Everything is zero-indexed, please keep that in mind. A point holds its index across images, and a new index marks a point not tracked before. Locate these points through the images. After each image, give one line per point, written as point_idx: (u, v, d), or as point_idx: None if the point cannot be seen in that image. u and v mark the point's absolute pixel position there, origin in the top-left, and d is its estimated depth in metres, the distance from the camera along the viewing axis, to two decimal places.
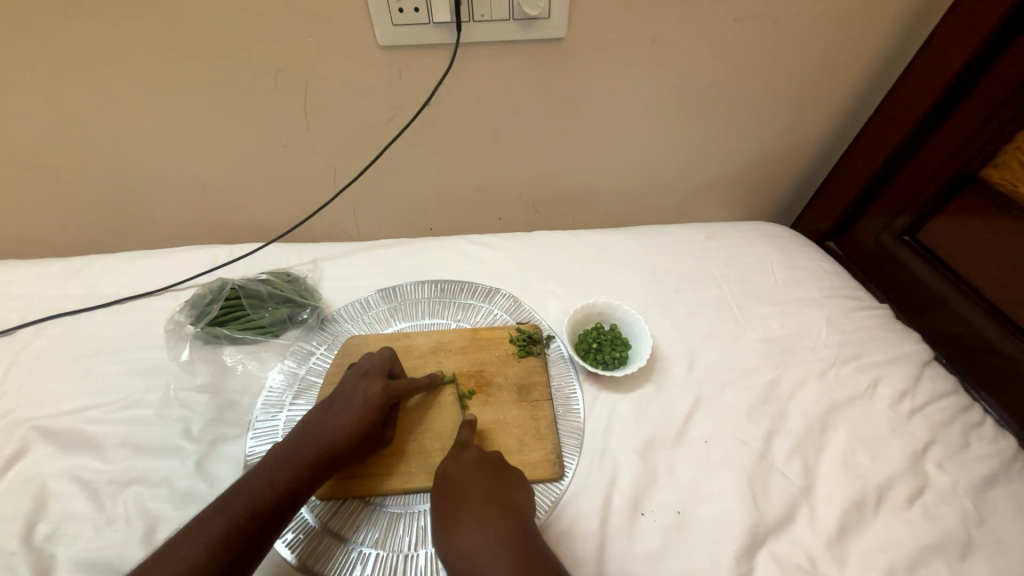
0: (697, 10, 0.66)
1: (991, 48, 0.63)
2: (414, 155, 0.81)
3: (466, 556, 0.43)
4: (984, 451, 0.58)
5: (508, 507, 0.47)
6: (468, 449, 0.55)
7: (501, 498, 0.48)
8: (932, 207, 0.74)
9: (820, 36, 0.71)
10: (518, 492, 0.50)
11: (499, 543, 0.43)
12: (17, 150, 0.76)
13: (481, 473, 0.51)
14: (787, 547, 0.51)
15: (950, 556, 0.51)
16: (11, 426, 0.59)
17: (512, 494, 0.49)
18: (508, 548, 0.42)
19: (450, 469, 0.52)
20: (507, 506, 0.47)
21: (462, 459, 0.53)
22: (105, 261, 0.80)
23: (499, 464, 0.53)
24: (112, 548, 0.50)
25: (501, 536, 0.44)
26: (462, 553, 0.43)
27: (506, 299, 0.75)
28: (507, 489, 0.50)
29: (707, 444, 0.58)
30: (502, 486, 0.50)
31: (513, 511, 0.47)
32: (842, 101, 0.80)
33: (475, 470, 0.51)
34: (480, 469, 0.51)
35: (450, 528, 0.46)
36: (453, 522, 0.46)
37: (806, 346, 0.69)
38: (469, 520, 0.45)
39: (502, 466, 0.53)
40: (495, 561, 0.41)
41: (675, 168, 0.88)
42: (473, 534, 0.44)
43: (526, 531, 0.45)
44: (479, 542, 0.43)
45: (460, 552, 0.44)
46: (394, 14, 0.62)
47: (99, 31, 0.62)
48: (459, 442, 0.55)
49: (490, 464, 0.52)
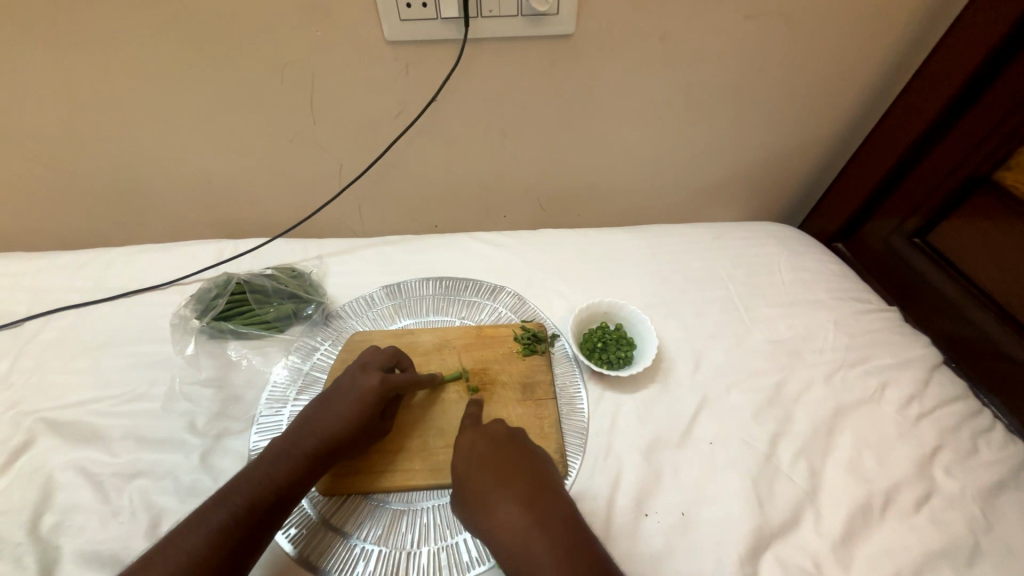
0: (707, 7, 0.65)
1: (1008, 46, 0.62)
2: (421, 151, 0.81)
3: (509, 538, 0.44)
4: (992, 457, 0.58)
5: (541, 487, 0.48)
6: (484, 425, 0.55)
7: (531, 475, 0.49)
8: (944, 209, 0.73)
9: (832, 34, 0.70)
10: (546, 471, 0.50)
11: (543, 521, 0.45)
12: (24, 142, 0.76)
13: (509, 451, 0.51)
14: (791, 550, 0.51)
15: (957, 563, 0.50)
16: (18, 418, 0.60)
17: (539, 471, 0.50)
18: (554, 531, 0.44)
19: (475, 446, 0.51)
20: (539, 484, 0.48)
21: (484, 435, 0.52)
22: (111, 255, 0.80)
23: (519, 438, 0.53)
24: (116, 541, 0.50)
25: (543, 518, 0.45)
26: (506, 532, 0.45)
27: (511, 296, 0.75)
28: (534, 464, 0.51)
29: (712, 445, 0.58)
30: (531, 463, 0.51)
31: (545, 489, 0.48)
32: (854, 101, 0.78)
33: (502, 449, 0.51)
34: (505, 446, 0.52)
35: (488, 508, 0.47)
36: (491, 503, 0.47)
37: (813, 348, 0.68)
38: (509, 503, 0.46)
39: (519, 439, 0.53)
40: (540, 544, 0.43)
41: (682, 167, 0.88)
42: (512, 515, 0.45)
43: (562, 509, 0.46)
44: (526, 524, 0.44)
45: (502, 530, 0.45)
46: (402, 8, 0.62)
47: (104, 23, 0.62)
48: (469, 416, 0.56)
49: (513, 443, 0.52)
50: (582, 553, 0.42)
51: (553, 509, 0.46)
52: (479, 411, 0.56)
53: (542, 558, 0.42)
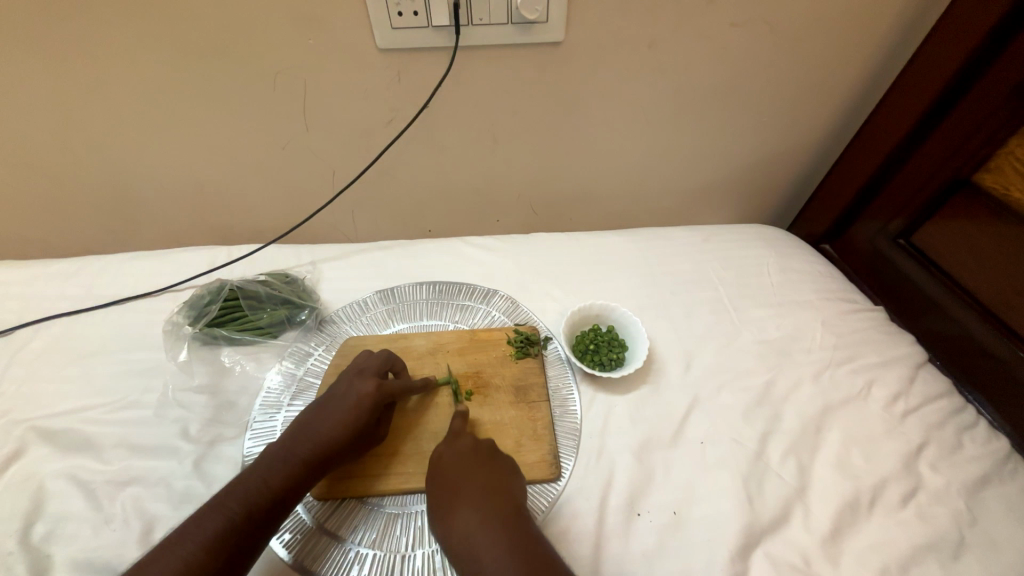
0: (693, 14, 0.66)
1: (985, 53, 0.64)
2: (413, 157, 0.82)
3: (460, 542, 0.44)
4: (976, 452, 0.59)
5: (498, 494, 0.48)
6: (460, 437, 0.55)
7: (492, 483, 0.49)
8: (926, 211, 0.75)
9: (815, 40, 0.71)
10: (511, 481, 0.50)
11: (494, 527, 0.44)
12: (16, 151, 0.76)
13: (475, 461, 0.52)
14: (781, 546, 0.51)
15: (943, 556, 0.51)
16: (9, 426, 0.59)
17: (503, 480, 0.50)
18: (501, 534, 0.44)
19: (443, 455, 0.53)
20: (497, 491, 0.48)
21: (454, 446, 0.53)
22: (103, 262, 0.80)
23: (493, 450, 0.54)
24: (109, 548, 0.50)
25: (493, 522, 0.45)
26: (457, 537, 0.45)
27: (504, 300, 0.76)
28: (500, 473, 0.51)
29: (703, 444, 0.59)
30: (498, 472, 0.51)
31: (503, 497, 0.48)
32: (838, 105, 0.80)
33: (468, 457, 0.52)
34: (472, 455, 0.52)
35: (446, 513, 0.47)
36: (449, 508, 0.47)
37: (801, 348, 0.69)
38: (464, 508, 0.46)
39: (494, 452, 0.54)
40: (488, 548, 0.43)
41: (672, 171, 0.89)
42: (465, 520, 0.45)
43: (517, 514, 0.46)
44: (475, 527, 0.44)
45: (454, 534, 0.45)
46: (394, 17, 0.63)
47: (97, 32, 0.63)
48: (451, 430, 0.56)
49: (483, 453, 0.53)
50: (530, 555, 0.42)
51: (506, 516, 0.45)
52: (462, 425, 0.56)
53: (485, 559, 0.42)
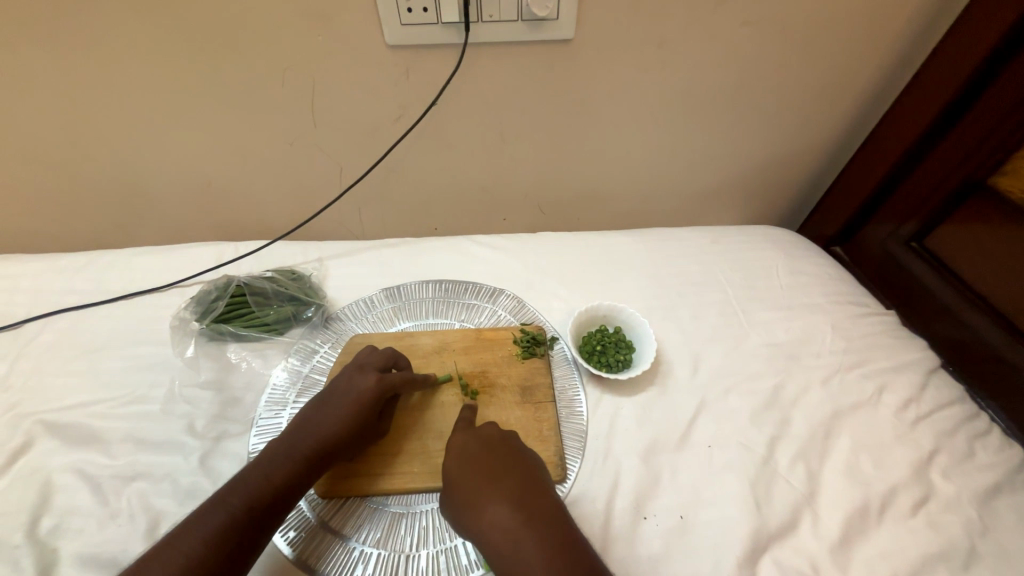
0: (706, 13, 0.65)
1: (1003, 53, 0.63)
2: (421, 155, 0.81)
3: (498, 539, 0.43)
4: (989, 460, 0.58)
5: (533, 488, 0.47)
6: (477, 428, 0.55)
7: (522, 475, 0.48)
8: (940, 214, 0.74)
9: (830, 40, 0.70)
10: (540, 474, 0.50)
11: (535, 524, 0.44)
12: (25, 145, 0.76)
13: (500, 450, 0.51)
14: (789, 553, 0.51)
15: (954, 566, 0.50)
16: (16, 420, 0.60)
17: (532, 474, 0.49)
18: (543, 529, 0.43)
19: (468, 448, 0.51)
20: (530, 484, 0.48)
21: (477, 436, 0.52)
22: (111, 257, 0.80)
23: (513, 441, 0.53)
24: (115, 543, 0.50)
25: (533, 516, 0.44)
26: (495, 533, 0.44)
27: (510, 300, 0.75)
28: (528, 465, 0.50)
29: (710, 448, 0.58)
30: (524, 462, 0.50)
31: (539, 491, 0.47)
32: (851, 106, 0.79)
33: (494, 447, 0.51)
34: (499, 447, 0.51)
35: (479, 508, 0.46)
36: (483, 503, 0.46)
37: (811, 352, 0.68)
38: (500, 504, 0.45)
39: (515, 443, 0.53)
40: (532, 546, 0.42)
41: (682, 172, 0.88)
42: (503, 516, 0.44)
43: (553, 509, 0.46)
44: (513, 521, 0.44)
45: (491, 531, 0.44)
46: (403, 13, 0.62)
47: (106, 27, 0.63)
48: (462, 421, 0.55)
49: (508, 444, 0.52)
50: (574, 554, 0.42)
51: (544, 512, 0.45)
52: (472, 416, 0.56)
53: (533, 558, 0.41)
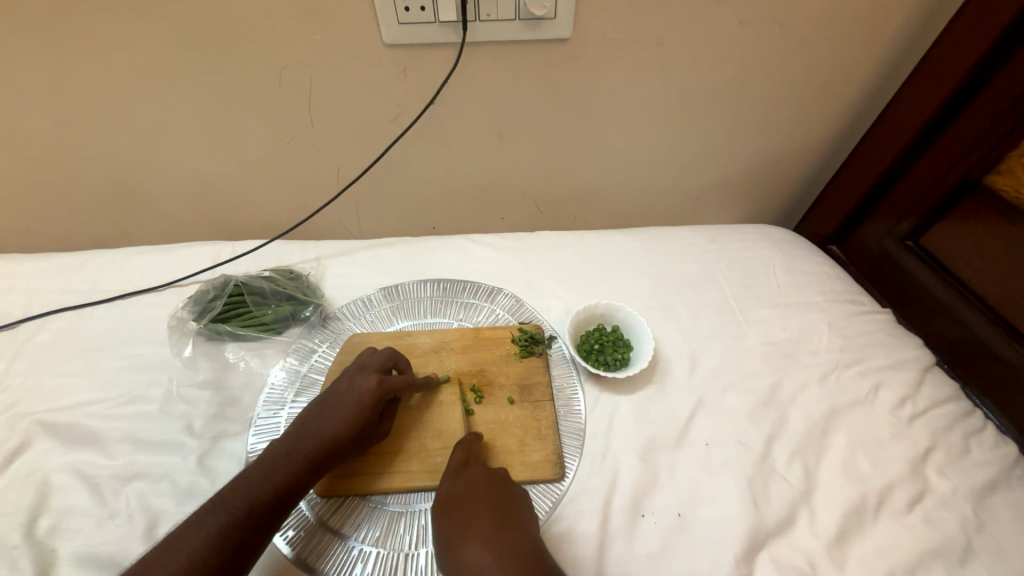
0: (703, 12, 0.65)
1: (1000, 51, 0.63)
2: (418, 154, 0.81)
3: (468, 571, 0.41)
4: (984, 458, 0.58)
5: (511, 521, 0.45)
6: (468, 467, 0.53)
7: (503, 511, 0.47)
8: (936, 212, 0.74)
9: (826, 38, 0.70)
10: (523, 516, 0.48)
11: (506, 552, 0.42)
12: (20, 144, 0.76)
13: (486, 491, 0.49)
14: (786, 550, 0.51)
15: (950, 562, 0.51)
16: (13, 420, 0.59)
17: (517, 511, 0.48)
18: (516, 560, 0.41)
19: (455, 488, 0.50)
20: (510, 519, 0.46)
21: (464, 477, 0.51)
22: (108, 257, 0.80)
23: (504, 482, 0.51)
24: (113, 543, 0.50)
25: (507, 549, 0.42)
26: (467, 566, 0.42)
27: (509, 299, 0.75)
28: (513, 505, 0.49)
29: (708, 446, 0.58)
30: (512, 503, 0.49)
31: (519, 526, 0.45)
32: (848, 105, 0.79)
33: (481, 487, 0.50)
34: (484, 487, 0.50)
35: (457, 546, 0.44)
36: (460, 542, 0.44)
37: (808, 350, 0.69)
38: (474, 539, 0.44)
39: (506, 483, 0.51)
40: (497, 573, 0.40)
41: (679, 170, 0.88)
42: (475, 550, 0.43)
43: (532, 542, 0.44)
44: (484, 553, 0.42)
45: (465, 567, 0.42)
46: (400, 12, 0.62)
47: (100, 25, 0.62)
48: (454, 463, 0.53)
49: (495, 484, 0.51)
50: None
51: (519, 543, 0.43)
52: (465, 456, 0.54)
53: None
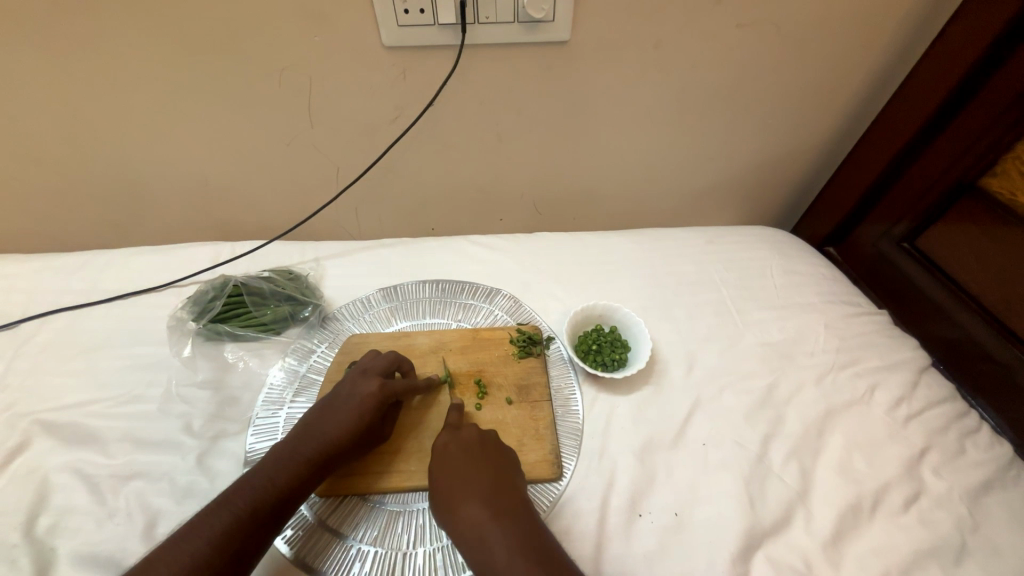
0: (700, 15, 0.66)
1: (994, 55, 0.63)
2: (418, 155, 0.82)
3: (469, 532, 0.45)
4: (979, 458, 0.59)
5: (505, 488, 0.48)
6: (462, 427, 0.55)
7: (498, 476, 0.50)
8: (931, 215, 0.75)
9: (823, 41, 0.71)
10: (514, 477, 0.51)
11: (505, 520, 0.45)
12: (21, 144, 0.76)
13: (479, 453, 0.51)
14: (782, 550, 0.51)
15: (945, 562, 0.51)
16: (13, 420, 0.60)
17: (509, 474, 0.50)
18: (513, 529, 0.44)
19: (450, 447, 0.52)
20: (505, 485, 0.49)
21: (458, 438, 0.53)
22: (107, 257, 0.80)
23: (495, 441, 0.54)
24: (112, 542, 0.50)
25: (505, 517, 0.45)
26: (467, 529, 0.45)
27: (507, 300, 0.76)
28: (506, 465, 0.51)
29: (705, 446, 0.59)
30: (503, 464, 0.51)
31: (513, 494, 0.48)
32: (844, 107, 0.80)
33: (474, 450, 0.52)
34: (477, 448, 0.52)
35: (454, 505, 0.47)
36: (458, 502, 0.47)
37: (804, 351, 0.69)
38: (473, 502, 0.47)
39: (498, 444, 0.54)
40: (499, 541, 0.43)
41: (677, 172, 0.89)
42: (475, 513, 0.46)
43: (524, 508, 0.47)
44: (484, 520, 0.45)
45: (466, 529, 0.45)
46: (400, 14, 0.62)
47: (102, 26, 0.63)
48: (449, 421, 0.55)
49: (487, 444, 0.53)
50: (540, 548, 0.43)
51: (515, 510, 0.46)
52: (459, 418, 0.56)
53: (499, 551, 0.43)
